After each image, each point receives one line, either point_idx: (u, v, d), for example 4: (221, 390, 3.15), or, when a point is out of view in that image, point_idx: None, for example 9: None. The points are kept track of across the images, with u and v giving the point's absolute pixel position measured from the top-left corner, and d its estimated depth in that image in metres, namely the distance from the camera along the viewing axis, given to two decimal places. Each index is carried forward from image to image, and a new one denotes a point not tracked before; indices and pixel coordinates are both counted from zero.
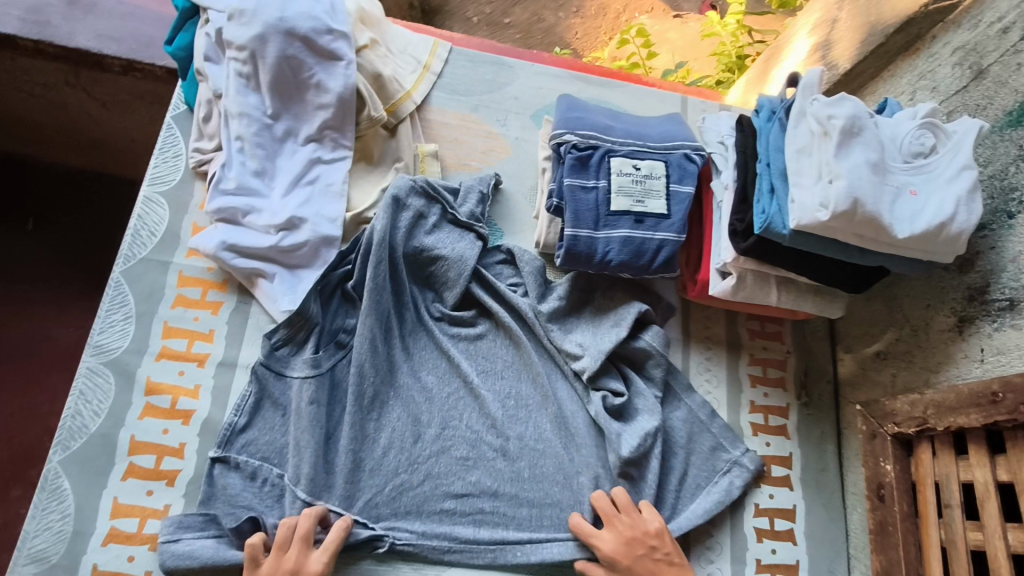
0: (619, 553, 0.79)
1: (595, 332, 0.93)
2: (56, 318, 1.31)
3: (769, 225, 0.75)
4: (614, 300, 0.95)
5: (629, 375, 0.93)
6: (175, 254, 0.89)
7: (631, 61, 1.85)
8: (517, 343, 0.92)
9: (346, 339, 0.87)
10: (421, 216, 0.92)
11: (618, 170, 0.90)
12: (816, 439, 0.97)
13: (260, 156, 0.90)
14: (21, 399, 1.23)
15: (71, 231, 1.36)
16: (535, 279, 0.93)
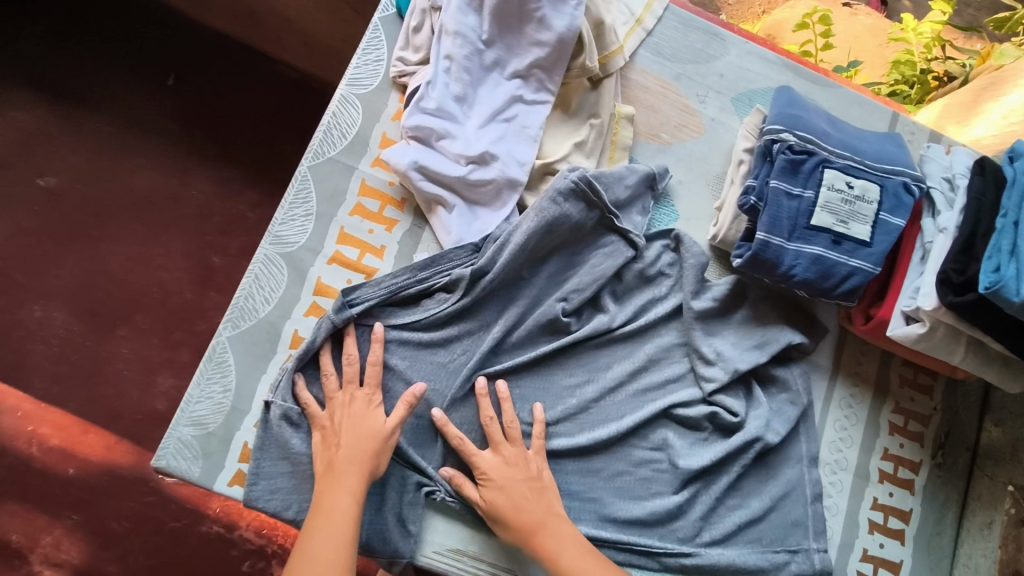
0: (501, 470, 0.76)
1: (736, 344, 0.88)
2: (182, 178, 1.32)
3: (999, 288, 0.70)
4: (771, 318, 0.90)
5: (753, 394, 0.88)
6: (361, 161, 0.88)
7: (801, 47, 1.67)
8: (660, 344, 0.89)
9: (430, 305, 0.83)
10: (580, 221, 0.85)
11: (829, 184, 0.84)
12: (940, 501, 0.93)
13: (465, 81, 0.87)
14: (140, 246, 1.27)
15: (206, 94, 1.36)
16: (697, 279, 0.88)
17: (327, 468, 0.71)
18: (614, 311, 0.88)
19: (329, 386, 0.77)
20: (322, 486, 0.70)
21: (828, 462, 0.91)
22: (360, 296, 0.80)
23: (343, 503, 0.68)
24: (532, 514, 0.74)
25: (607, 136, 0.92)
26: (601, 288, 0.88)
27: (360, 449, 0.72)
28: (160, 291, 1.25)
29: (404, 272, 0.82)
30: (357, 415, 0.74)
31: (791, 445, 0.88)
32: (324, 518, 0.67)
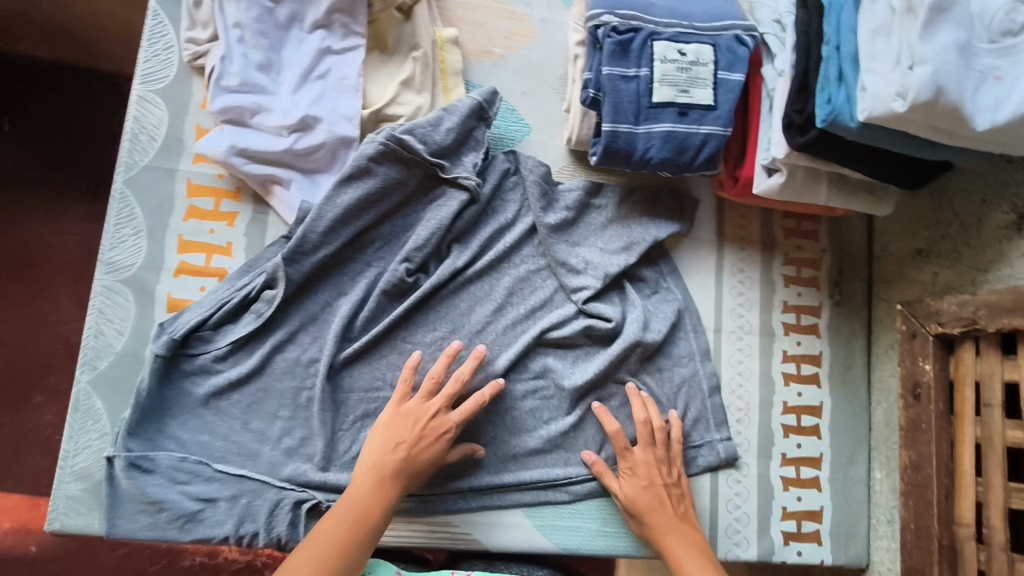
0: (640, 471, 0.81)
1: (603, 250, 0.89)
2: (50, 225, 1.19)
3: (835, 118, 0.69)
4: (636, 216, 0.90)
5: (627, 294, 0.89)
6: (180, 160, 0.82)
7: None
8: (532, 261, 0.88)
9: (262, 309, 0.79)
10: (396, 179, 0.82)
11: (662, 57, 0.81)
12: (846, 336, 0.96)
13: (264, 47, 0.80)
14: (28, 307, 1.16)
15: (49, 129, 1.20)
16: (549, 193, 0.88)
17: (393, 466, 0.73)
18: (474, 245, 0.86)
19: (405, 387, 0.78)
20: (373, 478, 0.72)
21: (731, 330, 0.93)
22: (185, 321, 0.78)
23: (377, 495, 0.72)
24: (664, 518, 0.78)
25: (434, 65, 0.87)
26: (447, 239, 0.86)
27: (422, 453, 0.74)
28: (68, 346, 1.17)
29: (223, 288, 0.80)
30: (429, 413, 0.76)
31: (683, 324, 0.91)
32: (348, 507, 0.70)
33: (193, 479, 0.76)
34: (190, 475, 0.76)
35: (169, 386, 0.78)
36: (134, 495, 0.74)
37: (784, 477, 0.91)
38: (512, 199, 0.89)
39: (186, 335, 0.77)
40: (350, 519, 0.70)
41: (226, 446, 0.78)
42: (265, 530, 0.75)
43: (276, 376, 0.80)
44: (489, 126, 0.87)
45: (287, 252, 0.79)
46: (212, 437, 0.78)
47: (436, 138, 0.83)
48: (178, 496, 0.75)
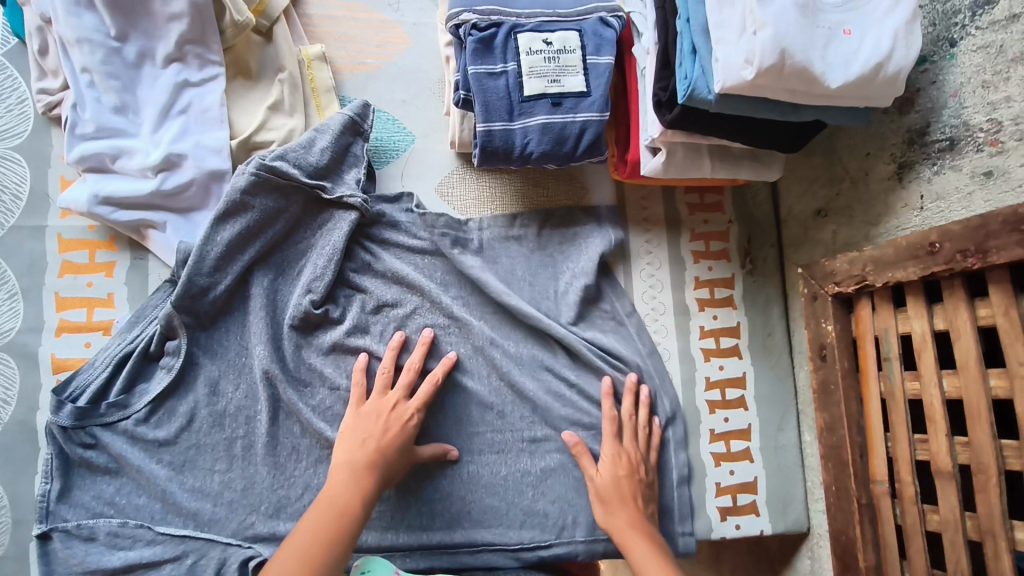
0: (618, 472, 0.78)
1: (506, 258, 0.88)
2: None
3: (693, 92, 0.68)
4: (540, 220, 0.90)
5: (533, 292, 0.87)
6: (48, 217, 0.80)
7: None
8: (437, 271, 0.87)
9: (170, 362, 0.78)
10: (274, 207, 0.80)
11: (527, 49, 0.80)
12: (762, 303, 0.94)
13: (116, 88, 0.78)
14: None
15: None
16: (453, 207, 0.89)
17: (359, 460, 0.71)
18: (376, 268, 0.85)
19: (359, 382, 0.78)
20: (347, 475, 0.70)
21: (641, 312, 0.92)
22: (80, 383, 0.76)
23: (354, 490, 0.69)
24: (625, 514, 0.75)
25: (302, 85, 0.85)
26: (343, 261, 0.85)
27: (391, 445, 0.73)
28: None
29: (111, 343, 0.78)
30: (390, 405, 0.76)
31: (595, 314, 0.89)
32: (327, 508, 0.67)
33: (134, 543, 0.73)
34: (130, 539, 0.73)
35: (93, 450, 0.76)
36: (70, 565, 0.71)
37: (713, 453, 0.89)
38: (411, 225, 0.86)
39: (92, 400, 0.76)
40: (329, 517, 0.66)
41: (166, 507, 0.76)
42: None
43: (202, 427, 0.78)
44: (368, 140, 0.85)
45: (176, 299, 0.76)
46: (151, 499, 0.76)
47: (312, 160, 0.81)
48: (119, 564, 0.72)
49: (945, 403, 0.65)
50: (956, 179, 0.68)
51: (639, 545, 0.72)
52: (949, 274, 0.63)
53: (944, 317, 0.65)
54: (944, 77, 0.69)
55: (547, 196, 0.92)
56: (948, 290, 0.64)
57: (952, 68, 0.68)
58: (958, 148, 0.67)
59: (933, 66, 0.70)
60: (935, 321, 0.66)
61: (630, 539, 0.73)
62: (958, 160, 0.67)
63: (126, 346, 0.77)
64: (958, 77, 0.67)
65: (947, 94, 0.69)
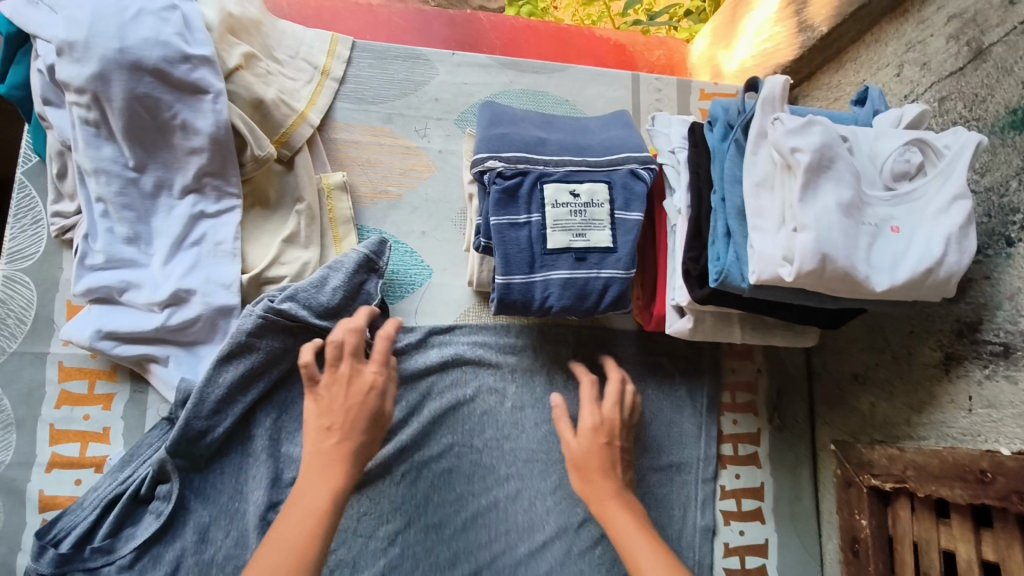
0: (598, 427, 0.74)
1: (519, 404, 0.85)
2: None
3: (726, 278, 0.64)
4: (568, 353, 0.87)
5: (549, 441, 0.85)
6: (51, 344, 0.78)
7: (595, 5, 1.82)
8: (467, 400, 0.84)
9: (161, 506, 0.73)
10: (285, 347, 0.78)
11: (553, 200, 0.76)
12: (791, 464, 0.89)
13: (129, 220, 0.76)
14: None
15: None
16: (480, 328, 0.86)
17: (339, 431, 0.65)
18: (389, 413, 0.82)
19: (331, 353, 0.70)
20: (333, 449, 0.64)
21: (658, 467, 0.85)
22: (65, 525, 0.72)
23: (321, 487, 0.61)
24: (605, 479, 0.70)
25: (320, 218, 0.82)
26: None
27: (359, 426, 0.66)
28: None
29: (103, 483, 0.74)
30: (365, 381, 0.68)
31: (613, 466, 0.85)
32: (313, 483, 0.61)
33: None
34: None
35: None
36: None
37: None
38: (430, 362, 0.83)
39: (75, 545, 0.71)
40: (320, 491, 0.61)
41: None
42: None
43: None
44: (382, 277, 0.83)
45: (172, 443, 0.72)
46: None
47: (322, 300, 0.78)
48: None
49: None
50: (1010, 392, 0.62)
51: (616, 513, 0.67)
52: (1001, 509, 0.58)
53: (993, 546, 0.58)
54: (998, 274, 0.64)
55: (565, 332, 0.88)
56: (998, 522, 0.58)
57: (1009, 269, 0.63)
58: (1013, 358, 0.62)
59: (988, 260, 0.65)
60: (983, 548, 0.60)
61: (608, 504, 0.68)
62: (1013, 371, 0.62)
63: (119, 485, 0.73)
64: (1015, 281, 0.62)
65: (1002, 295, 0.63)
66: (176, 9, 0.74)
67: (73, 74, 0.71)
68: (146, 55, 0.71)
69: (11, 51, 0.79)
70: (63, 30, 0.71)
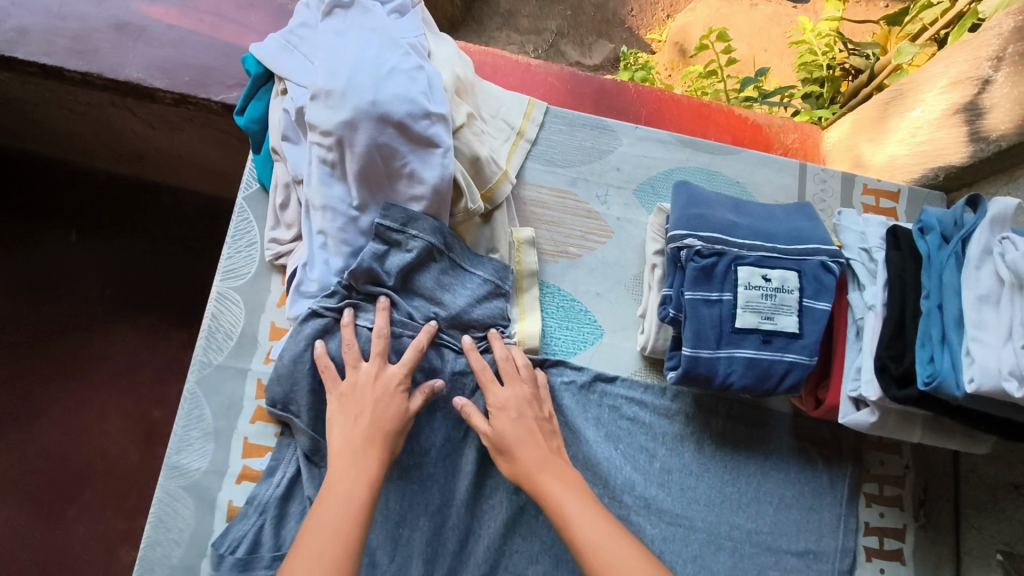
0: (510, 403, 0.77)
1: (666, 468, 0.86)
2: (101, 337, 1.36)
3: (939, 383, 0.66)
4: (719, 424, 0.89)
5: (693, 507, 0.86)
6: (253, 360, 0.82)
7: (707, 81, 1.91)
8: (620, 455, 0.86)
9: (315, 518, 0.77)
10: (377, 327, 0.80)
11: (746, 282, 0.80)
12: (934, 563, 0.89)
13: (345, 254, 0.81)
14: (73, 420, 1.29)
15: (132, 256, 1.42)
16: (642, 386, 0.88)
17: (360, 436, 0.71)
18: None
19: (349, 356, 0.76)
20: (349, 451, 0.70)
21: (795, 551, 0.86)
22: (236, 536, 0.76)
23: (348, 481, 0.67)
24: (531, 452, 0.73)
25: (510, 270, 0.87)
26: None
27: (374, 415, 0.72)
28: (105, 460, 1.28)
29: (260, 489, 0.78)
30: (365, 380, 0.75)
31: (756, 540, 0.86)
32: (341, 480, 0.67)
33: None
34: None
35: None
36: None
37: None
38: (627, 409, 0.87)
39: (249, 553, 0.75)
40: (346, 489, 0.66)
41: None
42: None
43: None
44: (438, 266, 0.83)
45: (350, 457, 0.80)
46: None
47: (440, 309, 0.83)
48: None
49: None
50: None
51: (546, 481, 0.71)
52: None
53: None
54: None
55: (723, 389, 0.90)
56: None
57: None
58: None
59: None
60: None
61: (520, 445, 0.73)
62: None
63: (257, 489, 0.78)
64: None
65: None
66: (422, 70, 0.81)
67: (325, 118, 0.77)
68: (394, 109, 0.77)
69: (253, 88, 0.88)
70: (323, 80, 0.79)
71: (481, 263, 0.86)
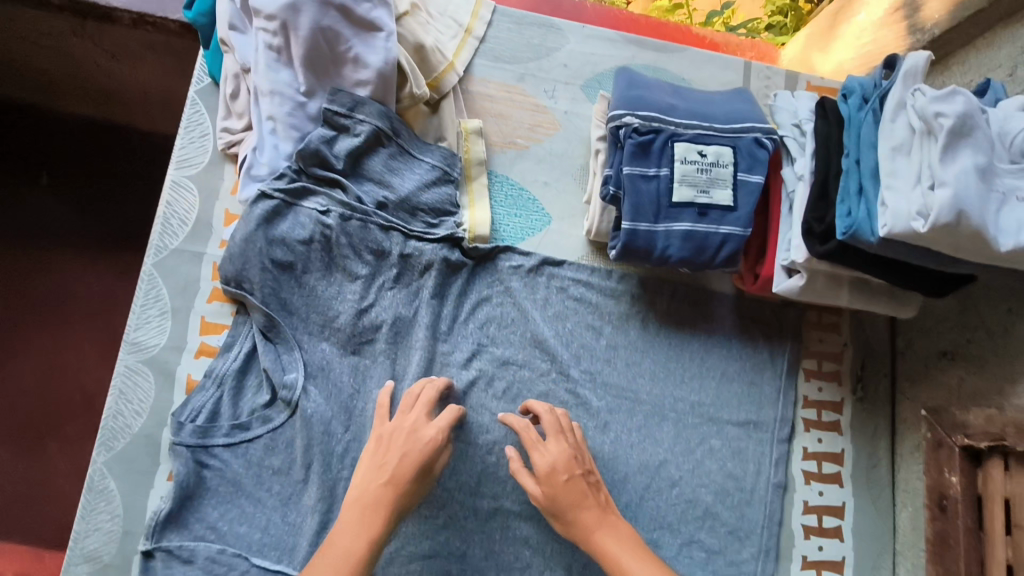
0: (558, 465, 0.76)
1: (611, 345, 0.90)
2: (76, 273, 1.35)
3: (855, 231, 0.69)
4: (664, 304, 0.92)
5: (639, 383, 0.90)
6: (208, 245, 0.85)
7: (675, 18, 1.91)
8: (567, 332, 0.89)
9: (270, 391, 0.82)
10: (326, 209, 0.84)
11: (682, 157, 0.83)
12: (869, 435, 0.93)
13: (294, 139, 0.84)
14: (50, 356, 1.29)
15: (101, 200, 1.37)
16: (589, 270, 0.91)
17: (384, 478, 0.72)
18: (490, 351, 0.87)
19: (374, 453, 0.75)
20: (373, 483, 0.72)
21: (735, 421, 0.91)
22: (195, 406, 0.80)
23: (359, 532, 0.70)
24: (587, 512, 0.74)
25: (457, 156, 0.89)
26: (474, 332, 0.87)
27: (400, 470, 0.73)
28: (83, 396, 1.28)
29: (217, 363, 0.82)
30: (409, 427, 0.76)
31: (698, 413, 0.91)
32: (353, 527, 0.70)
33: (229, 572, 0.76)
34: (225, 567, 0.76)
35: (208, 470, 0.80)
36: None
37: None
38: (574, 290, 0.90)
39: (209, 421, 0.80)
40: (349, 538, 0.69)
41: (263, 539, 0.79)
42: None
43: (310, 465, 0.81)
44: (387, 151, 0.86)
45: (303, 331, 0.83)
46: (250, 529, 0.79)
47: (389, 192, 0.86)
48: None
49: None
50: None
51: (606, 542, 0.73)
52: None
53: None
54: None
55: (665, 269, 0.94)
56: None
57: None
58: None
59: None
60: None
61: (569, 487, 0.75)
62: None
63: (214, 364, 0.82)
64: None
65: None
66: None
67: (269, 3, 0.79)
68: None
69: None
70: None
71: (429, 150, 0.88)
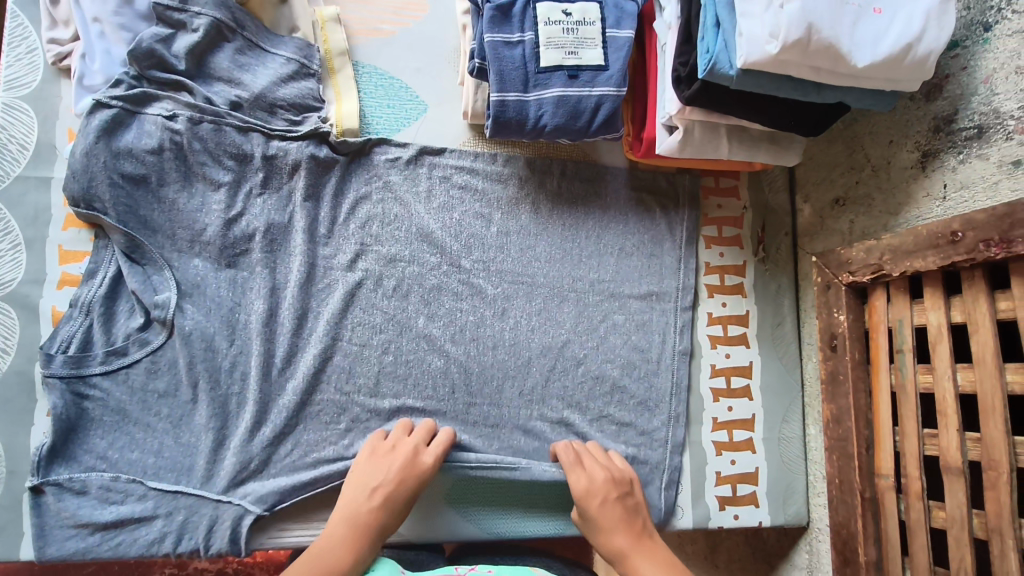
0: (595, 489, 0.75)
1: (503, 230, 0.87)
2: None
3: (713, 67, 0.66)
4: (554, 183, 0.89)
5: (537, 266, 0.87)
6: (55, 168, 0.79)
7: None
8: (455, 223, 0.86)
9: (143, 313, 0.76)
10: (174, 114, 0.78)
11: (546, 19, 0.78)
12: (773, 292, 0.93)
13: (126, 40, 0.77)
14: None
15: None
16: (472, 156, 0.88)
17: (372, 497, 0.71)
18: (375, 249, 0.83)
19: (373, 457, 0.75)
20: (367, 509, 0.71)
21: (638, 294, 0.89)
22: (63, 337, 0.75)
23: (343, 552, 0.68)
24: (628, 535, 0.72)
25: (315, 46, 0.84)
26: (354, 231, 0.83)
27: (400, 492, 0.72)
28: None
29: (79, 294, 0.77)
30: (394, 447, 0.75)
31: (602, 292, 0.88)
32: (341, 545, 0.68)
33: (125, 499, 0.73)
34: (121, 494, 0.73)
35: (89, 402, 0.75)
36: (62, 519, 0.72)
37: (715, 442, 0.88)
38: (455, 177, 0.87)
39: (81, 350, 0.75)
40: (332, 557, 0.67)
41: (158, 463, 0.75)
42: (203, 548, 0.74)
43: (197, 384, 0.77)
44: (233, 48, 0.80)
45: (170, 248, 0.78)
46: (142, 455, 0.75)
47: (242, 91, 0.80)
48: (109, 518, 0.72)
49: (918, 393, 0.68)
50: (981, 169, 0.66)
51: (640, 563, 0.70)
52: (970, 265, 0.61)
53: (962, 308, 0.63)
54: (975, 63, 0.67)
55: (551, 146, 0.91)
56: (927, 283, 0.67)
57: (985, 54, 0.66)
58: (986, 136, 0.65)
59: (965, 51, 0.68)
60: (952, 313, 0.64)
61: (613, 509, 0.74)
62: (986, 148, 0.66)
63: (77, 291, 0.77)
64: (990, 64, 0.65)
65: (977, 82, 0.67)
66: None
67: None
68: None
69: None
70: None
71: (282, 43, 0.83)
